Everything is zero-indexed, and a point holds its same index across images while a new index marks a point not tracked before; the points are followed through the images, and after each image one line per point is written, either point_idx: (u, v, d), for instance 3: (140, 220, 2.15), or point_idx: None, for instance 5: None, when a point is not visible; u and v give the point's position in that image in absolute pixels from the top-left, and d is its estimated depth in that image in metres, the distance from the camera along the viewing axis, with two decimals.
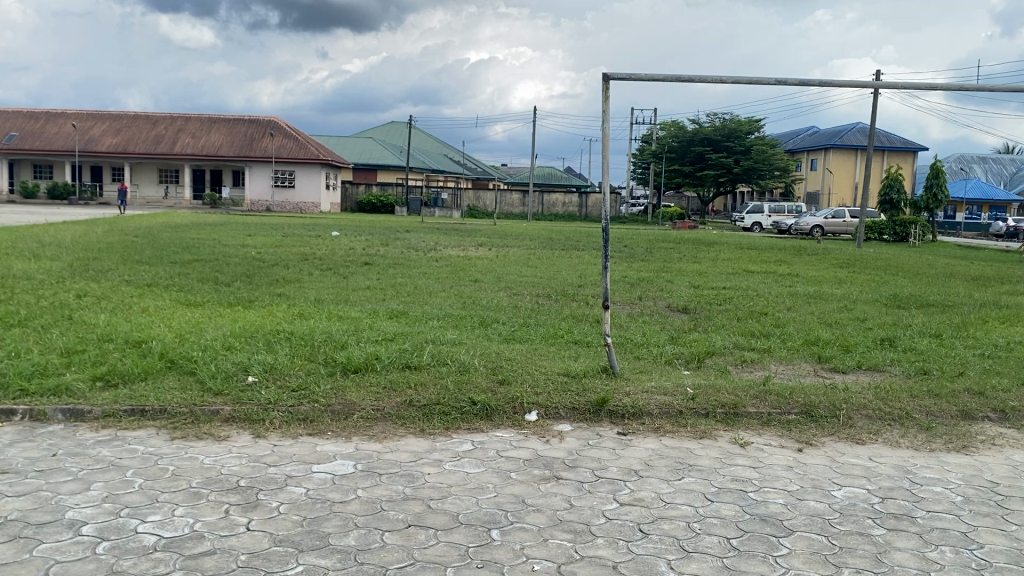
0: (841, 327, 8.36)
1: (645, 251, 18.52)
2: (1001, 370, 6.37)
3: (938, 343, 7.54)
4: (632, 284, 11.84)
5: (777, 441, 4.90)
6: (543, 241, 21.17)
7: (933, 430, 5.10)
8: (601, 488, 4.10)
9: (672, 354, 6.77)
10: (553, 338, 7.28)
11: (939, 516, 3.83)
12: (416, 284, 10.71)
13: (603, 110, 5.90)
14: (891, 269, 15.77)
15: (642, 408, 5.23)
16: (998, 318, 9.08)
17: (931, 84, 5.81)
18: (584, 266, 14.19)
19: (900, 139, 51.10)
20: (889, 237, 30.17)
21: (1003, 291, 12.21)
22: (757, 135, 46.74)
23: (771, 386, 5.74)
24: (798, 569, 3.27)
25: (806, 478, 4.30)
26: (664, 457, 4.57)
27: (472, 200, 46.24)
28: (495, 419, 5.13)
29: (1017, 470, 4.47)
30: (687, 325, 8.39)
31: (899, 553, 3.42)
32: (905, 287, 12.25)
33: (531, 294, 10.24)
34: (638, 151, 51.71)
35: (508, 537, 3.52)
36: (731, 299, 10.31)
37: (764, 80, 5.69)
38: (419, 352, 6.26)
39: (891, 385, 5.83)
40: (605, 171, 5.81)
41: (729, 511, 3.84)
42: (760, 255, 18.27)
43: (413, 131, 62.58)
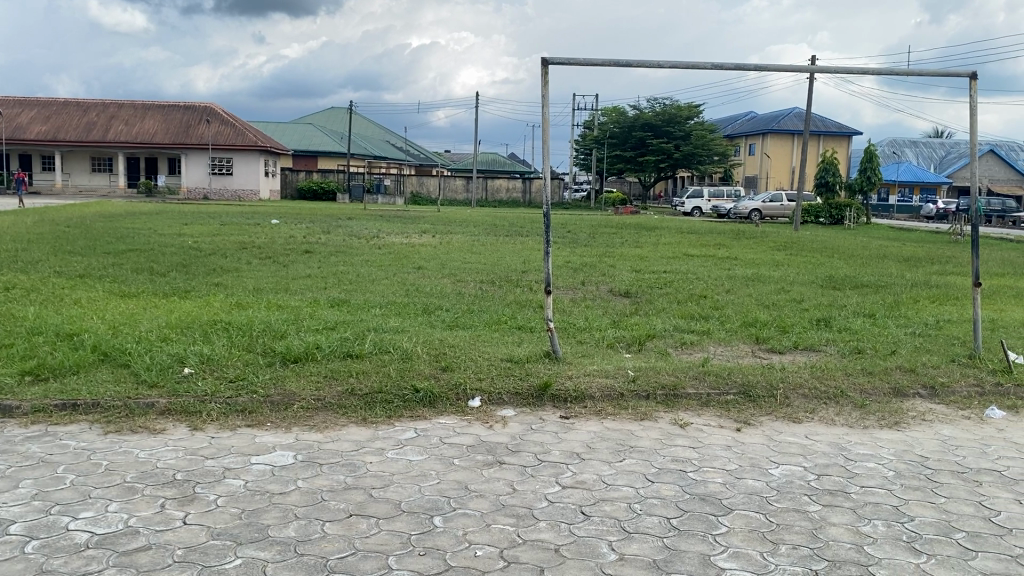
0: (779, 309, 8.49)
1: (589, 236, 18.65)
2: (932, 348, 6.55)
3: (872, 322, 7.74)
4: (575, 269, 11.85)
5: (716, 421, 4.97)
6: (487, 227, 21.10)
7: (867, 408, 5.22)
8: (543, 471, 4.11)
9: (614, 338, 6.80)
10: (496, 325, 7.25)
11: (872, 491, 3.92)
12: (357, 272, 10.57)
13: (543, 95, 5.89)
14: (827, 251, 16.13)
15: (584, 391, 5.25)
16: (930, 298, 9.33)
17: (862, 69, 5.95)
18: (528, 252, 14.22)
19: (835, 123, 52.18)
20: (825, 220, 30.94)
21: (934, 271, 12.55)
22: (697, 120, 47.26)
23: (709, 366, 5.83)
24: (737, 547, 3.32)
25: (744, 457, 4.37)
26: (606, 439, 4.60)
27: (415, 185, 45.98)
28: (438, 406, 5.10)
29: (946, 445, 4.61)
30: (629, 308, 8.47)
31: (834, 529, 3.50)
32: (839, 269, 12.50)
33: (475, 281, 10.17)
34: (579, 137, 51.79)
35: (450, 524, 3.50)
36: (672, 283, 10.41)
37: (702, 64, 5.77)
38: (360, 341, 6.18)
39: (826, 364, 5.97)
40: (546, 156, 5.81)
41: (669, 491, 3.88)
42: (700, 239, 18.59)
43: (354, 118, 61.90)
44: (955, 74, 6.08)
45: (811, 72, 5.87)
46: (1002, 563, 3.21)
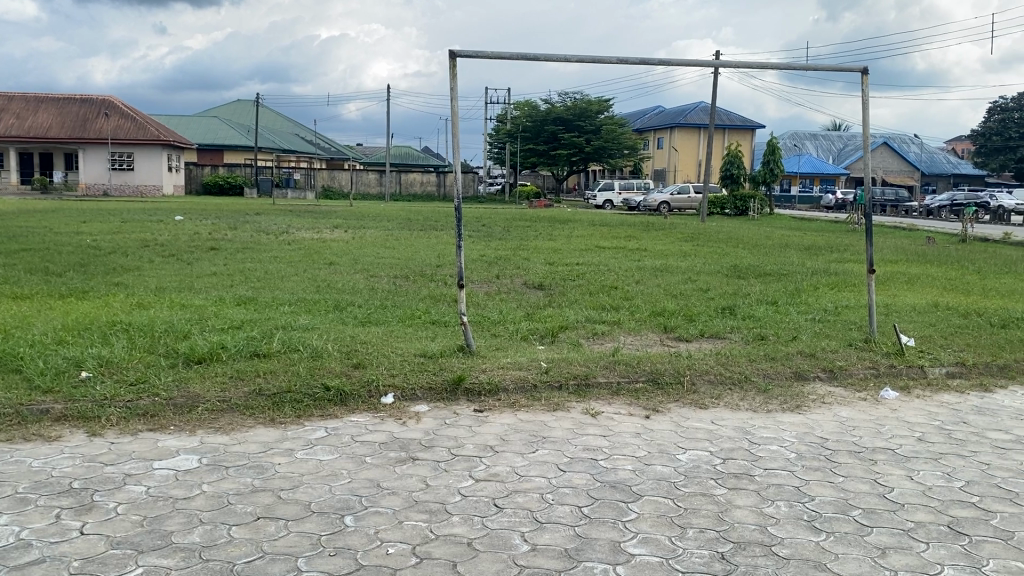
0: (686, 298, 8.69)
1: (502, 230, 18.70)
2: (831, 333, 6.80)
3: (774, 309, 7.99)
4: (488, 262, 11.86)
5: (625, 409, 5.05)
6: (400, 221, 20.92)
7: (770, 392, 5.39)
8: (457, 465, 4.10)
9: (528, 330, 6.83)
10: (410, 320, 7.18)
11: (775, 473, 4.05)
12: (266, 269, 10.33)
13: (451, 88, 5.86)
14: (732, 241, 16.57)
15: (497, 385, 5.25)
16: (829, 285, 9.68)
17: (761, 64, 6.13)
18: (442, 246, 14.15)
19: (739, 117, 53.67)
20: (730, 211, 31.82)
21: (833, 260, 13.01)
22: (607, 113, 47.93)
23: (619, 356, 5.91)
24: (647, 532, 3.38)
25: (653, 443, 4.45)
26: (519, 431, 4.62)
27: (326, 179, 45.25)
28: (349, 403, 5.02)
29: (843, 426, 4.80)
30: (542, 301, 8.51)
31: (739, 511, 3.60)
32: (744, 258, 12.85)
33: (388, 276, 10.08)
34: (492, 131, 51.86)
35: (361, 522, 3.46)
36: (584, 274, 10.54)
37: (608, 58, 5.85)
38: (268, 340, 6.04)
39: (731, 351, 6.14)
40: (456, 149, 5.78)
41: (580, 480, 3.93)
42: (611, 231, 18.85)
43: (262, 110, 60.47)
44: (848, 68, 6.31)
45: (713, 67, 6.01)
46: (895, 537, 3.36)
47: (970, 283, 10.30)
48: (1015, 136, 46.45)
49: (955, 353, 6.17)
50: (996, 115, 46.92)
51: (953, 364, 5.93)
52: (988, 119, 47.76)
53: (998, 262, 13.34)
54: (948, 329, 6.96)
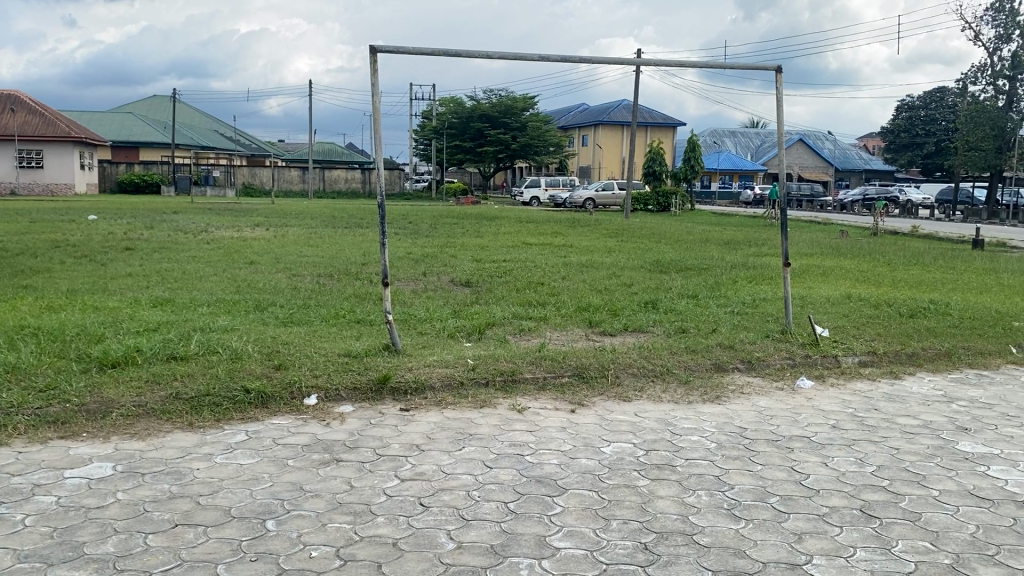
0: (610, 293, 8.80)
1: (428, 227, 18.59)
2: (749, 325, 6.98)
3: (695, 303, 8.15)
4: (415, 260, 11.80)
5: (551, 404, 5.08)
6: (324, 219, 20.62)
7: (691, 383, 5.50)
8: (381, 465, 4.06)
9: (455, 327, 6.81)
10: (333, 320, 7.09)
11: (695, 463, 4.13)
12: (184, 268, 10.08)
13: (373, 83, 5.81)
14: (655, 236, 16.84)
15: (423, 383, 5.22)
16: (747, 278, 9.93)
17: (678, 62, 6.24)
18: (366, 243, 14.01)
19: (662, 115, 54.54)
20: (653, 207, 32.32)
21: (751, 254, 13.34)
22: (532, 111, 48.13)
23: (545, 351, 5.95)
24: (572, 526, 3.41)
25: (578, 437, 4.49)
26: (446, 429, 4.60)
27: (247, 176, 44.31)
28: (271, 406, 4.93)
29: (761, 415, 4.93)
30: (469, 298, 8.50)
31: (662, 501, 3.66)
32: (666, 253, 13.06)
33: (311, 274, 9.94)
34: (418, 127, 51.51)
35: (284, 526, 3.40)
36: (511, 271, 10.57)
37: (528, 55, 5.91)
38: (185, 342, 5.89)
39: (654, 344, 6.24)
40: (378, 145, 5.73)
41: (506, 476, 3.93)
42: (538, 227, 18.94)
43: (179, 107, 58.79)
44: (762, 68, 6.48)
45: (631, 65, 6.11)
46: (810, 522, 3.46)
47: (881, 274, 10.68)
48: (921, 133, 48.34)
49: (867, 342, 6.40)
50: (903, 112, 48.82)
51: (865, 353, 6.15)
52: (895, 117, 49.67)
53: (907, 254, 13.86)
54: (860, 319, 7.22)
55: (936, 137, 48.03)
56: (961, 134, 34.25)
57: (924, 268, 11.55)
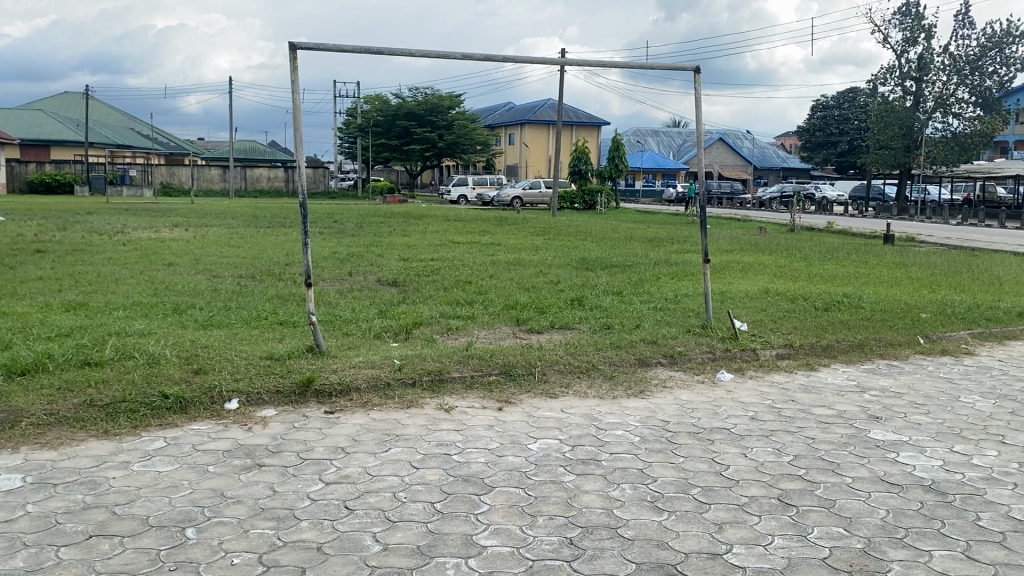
0: (537, 291, 8.86)
1: (354, 226, 18.39)
2: (671, 320, 7.11)
3: (620, 299, 8.26)
4: (341, 259, 11.68)
5: (478, 403, 5.09)
6: (245, 218, 20.21)
7: (616, 378, 5.58)
8: (306, 469, 4.00)
9: (381, 328, 6.75)
10: (255, 321, 6.96)
11: (620, 457, 4.19)
12: (99, 271, 9.76)
13: (292, 80, 5.73)
14: (581, 234, 17.02)
15: (348, 385, 5.17)
16: (669, 275, 10.10)
17: (599, 63, 6.32)
18: (290, 243, 13.78)
19: (587, 114, 55.09)
20: (579, 205, 32.63)
21: (675, 250, 13.61)
22: (458, 109, 48.04)
23: (472, 350, 5.96)
24: (499, 523, 3.42)
25: (505, 435, 4.51)
26: (371, 430, 4.57)
27: (165, 175, 43.04)
28: (191, 411, 4.80)
29: (683, 408, 5.03)
30: (395, 297, 8.45)
31: (587, 496, 3.70)
32: (593, 251, 13.21)
33: (232, 276, 9.72)
34: (342, 125, 50.88)
35: (204, 534, 3.32)
36: (438, 269, 10.54)
37: (451, 53, 5.93)
38: (99, 347, 5.70)
39: (580, 341, 6.30)
40: (299, 144, 5.66)
41: (432, 476, 3.92)
42: (466, 226, 18.95)
43: (92, 103, 56.77)
44: (682, 68, 6.61)
45: (553, 63, 6.18)
46: (731, 512, 3.55)
47: (798, 269, 11.02)
48: (835, 132, 50.02)
49: (784, 335, 6.59)
50: (818, 112, 50.35)
51: (781, 346, 6.33)
52: (810, 116, 51.23)
53: (822, 249, 14.32)
54: (777, 313, 7.44)
55: (849, 136, 49.78)
56: (872, 133, 35.44)
57: (838, 263, 11.94)
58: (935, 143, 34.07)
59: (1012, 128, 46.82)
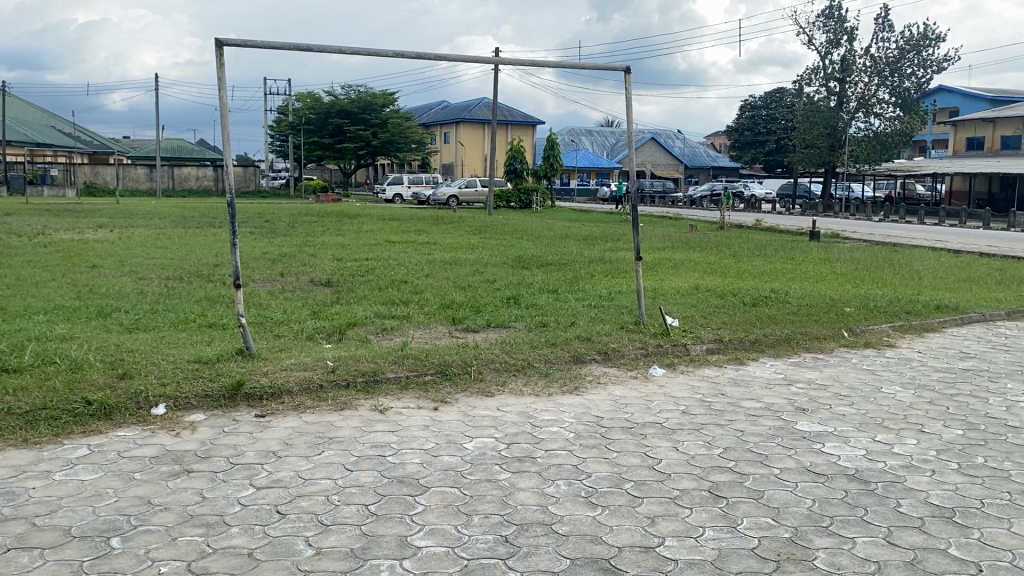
0: (474, 290, 8.85)
1: (286, 226, 18.08)
2: (605, 318, 7.18)
3: (556, 297, 8.30)
4: (273, 260, 11.48)
5: (414, 403, 5.07)
6: (173, 218, 19.70)
7: (551, 376, 5.62)
8: (236, 474, 3.93)
9: (314, 329, 6.67)
10: (183, 324, 6.80)
11: (555, 453, 4.22)
12: (18, 274, 9.41)
13: (220, 77, 5.63)
14: (516, 232, 17.06)
15: (280, 387, 5.09)
16: (603, 273, 10.20)
17: (530, 62, 6.35)
18: (220, 244, 13.49)
19: (522, 113, 55.26)
20: (515, 204, 32.70)
21: (610, 248, 13.75)
22: (392, 107, 47.67)
23: (407, 349, 5.93)
24: (434, 524, 3.41)
25: (440, 435, 4.50)
26: (304, 433, 4.50)
27: (89, 175, 41.68)
28: (115, 417, 4.67)
29: (618, 404, 5.09)
30: (329, 298, 8.35)
31: (522, 493, 3.72)
32: (528, 249, 13.27)
33: (160, 278, 9.47)
34: (274, 123, 50.01)
35: (130, 543, 3.23)
36: (373, 269, 10.45)
37: (382, 51, 5.90)
38: (18, 353, 5.50)
39: (515, 339, 6.32)
40: (227, 142, 5.56)
41: (367, 479, 3.89)
42: (401, 225, 18.83)
43: (9, 100, 54.66)
44: (613, 68, 6.68)
45: (485, 62, 6.20)
46: (663, 505, 3.60)
47: (727, 266, 11.23)
48: (763, 132, 51.20)
49: (714, 331, 6.72)
50: (746, 112, 51.36)
51: (711, 341, 6.45)
52: (739, 116, 52.29)
53: (752, 246, 14.66)
54: (707, 309, 7.58)
55: (776, 135, 50.99)
56: (797, 133, 36.24)
57: (766, 260, 12.20)
58: (858, 142, 35.02)
59: (929, 127, 48.56)
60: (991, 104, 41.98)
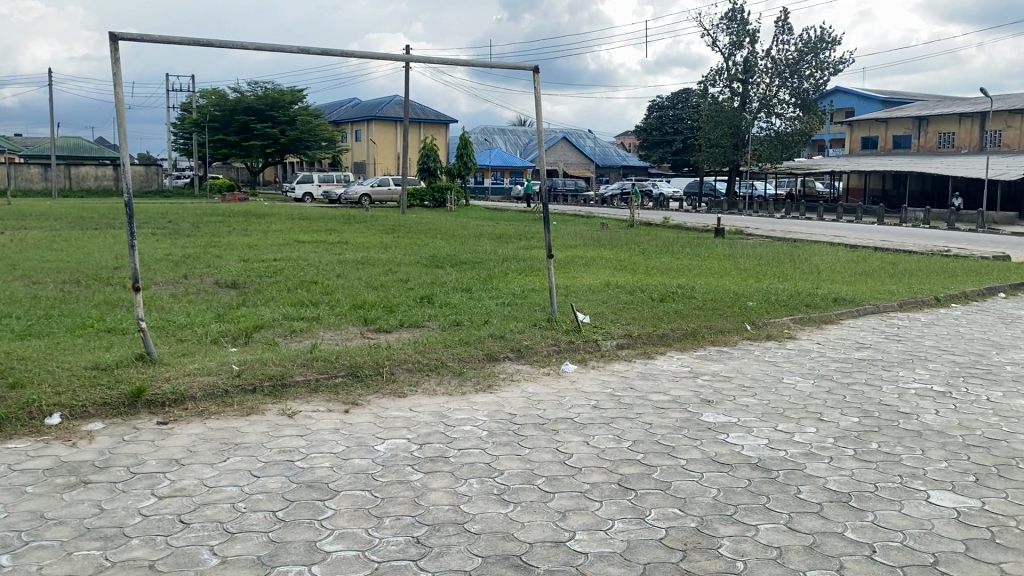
0: (386, 290, 8.77)
1: (190, 226, 17.51)
2: (518, 315, 7.22)
3: (469, 296, 8.29)
4: (176, 261, 11.12)
5: (324, 406, 4.99)
6: (68, 220, 18.85)
7: (464, 375, 5.61)
8: (137, 484, 3.79)
9: (219, 332, 6.49)
10: (80, 330, 6.53)
11: (468, 452, 4.22)
12: None
13: (115, 73, 5.43)
14: (429, 231, 16.96)
15: (183, 393, 4.93)
16: (515, 271, 10.23)
17: (437, 60, 6.31)
18: (120, 245, 13.00)
19: (434, 112, 55.02)
20: (429, 203, 32.53)
21: (522, 246, 13.80)
22: (301, 105, 46.80)
23: (317, 351, 5.83)
24: (344, 527, 3.36)
25: (351, 438, 4.44)
26: (209, 440, 4.38)
27: None
28: (6, 430, 4.44)
29: (530, 401, 5.12)
30: (235, 300, 8.14)
31: (434, 494, 3.70)
32: (442, 248, 13.22)
33: (55, 282, 9.06)
34: (177, 120, 48.44)
35: (21, 560, 3.08)
36: (282, 270, 10.24)
37: (286, 47, 5.80)
38: None
39: (428, 338, 6.29)
40: (123, 140, 5.36)
41: (275, 484, 3.81)
42: (311, 224, 18.50)
43: None
44: (522, 68, 6.70)
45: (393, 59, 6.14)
46: (573, 499, 3.64)
47: (637, 263, 11.42)
48: (671, 132, 52.32)
49: (624, 326, 6.84)
50: (653, 112, 52.34)
51: (621, 336, 6.56)
52: (647, 116, 53.21)
53: (661, 244, 14.99)
54: (618, 305, 7.70)
55: (683, 135, 52.18)
56: (702, 133, 37.13)
57: (673, 256, 12.45)
58: (760, 142, 36.13)
59: (827, 128, 50.50)
60: (884, 105, 43.90)
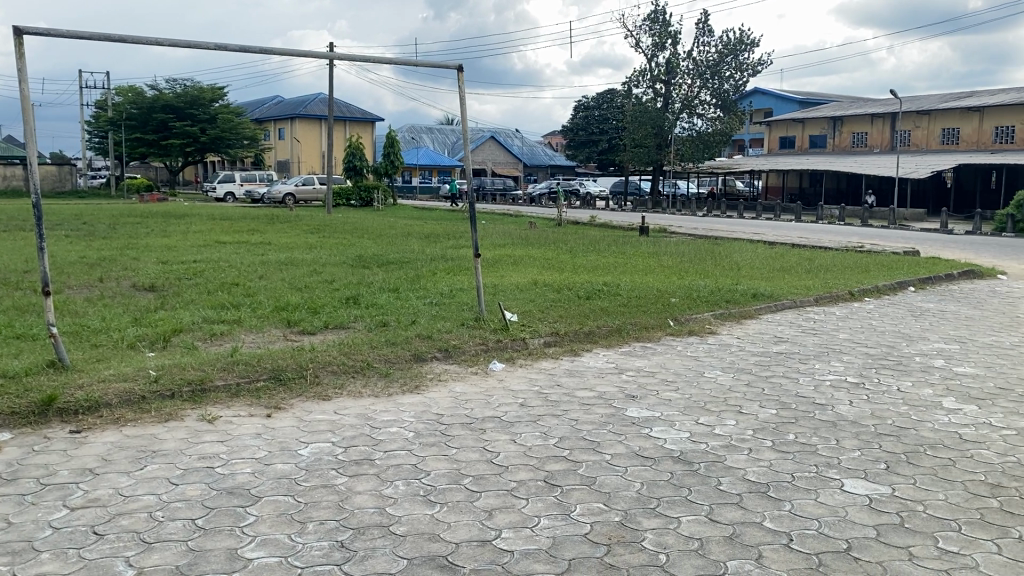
0: (311, 291, 8.65)
1: (105, 228, 16.95)
2: (446, 315, 7.20)
3: (395, 296, 8.23)
4: (89, 264, 10.74)
5: (245, 411, 4.88)
6: None
7: (390, 376, 5.57)
8: (47, 496, 3.65)
9: (135, 337, 6.30)
10: None
11: (394, 454, 4.19)
12: None
13: (20, 68, 5.21)
14: (354, 231, 16.78)
15: (98, 400, 4.78)
16: (443, 270, 10.20)
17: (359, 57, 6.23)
18: (29, 248, 12.49)
19: (360, 111, 54.46)
20: (355, 202, 32.19)
21: (450, 246, 13.76)
22: (221, 103, 45.81)
23: (238, 355, 5.71)
24: (265, 534, 3.30)
25: (273, 443, 4.36)
26: (124, 448, 4.25)
27: None
28: None
29: (457, 400, 5.11)
30: (152, 303, 7.91)
31: (359, 497, 3.66)
32: (369, 248, 13.09)
33: None
34: (91, 119, 46.84)
35: None
36: (202, 272, 10.00)
37: (203, 43, 5.66)
38: None
39: (354, 340, 6.23)
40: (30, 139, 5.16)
41: (194, 492, 3.72)
42: (233, 225, 18.11)
43: None
44: (446, 67, 6.69)
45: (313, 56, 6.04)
46: (499, 498, 3.65)
47: (563, 261, 11.50)
48: (596, 132, 52.90)
49: (551, 324, 6.88)
50: (579, 112, 52.82)
51: (548, 334, 6.60)
52: (573, 116, 53.67)
53: (587, 242, 15.15)
54: (545, 303, 7.74)
55: (608, 135, 52.82)
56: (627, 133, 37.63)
57: (598, 254, 12.59)
58: (683, 142, 36.76)
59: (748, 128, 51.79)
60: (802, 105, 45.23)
